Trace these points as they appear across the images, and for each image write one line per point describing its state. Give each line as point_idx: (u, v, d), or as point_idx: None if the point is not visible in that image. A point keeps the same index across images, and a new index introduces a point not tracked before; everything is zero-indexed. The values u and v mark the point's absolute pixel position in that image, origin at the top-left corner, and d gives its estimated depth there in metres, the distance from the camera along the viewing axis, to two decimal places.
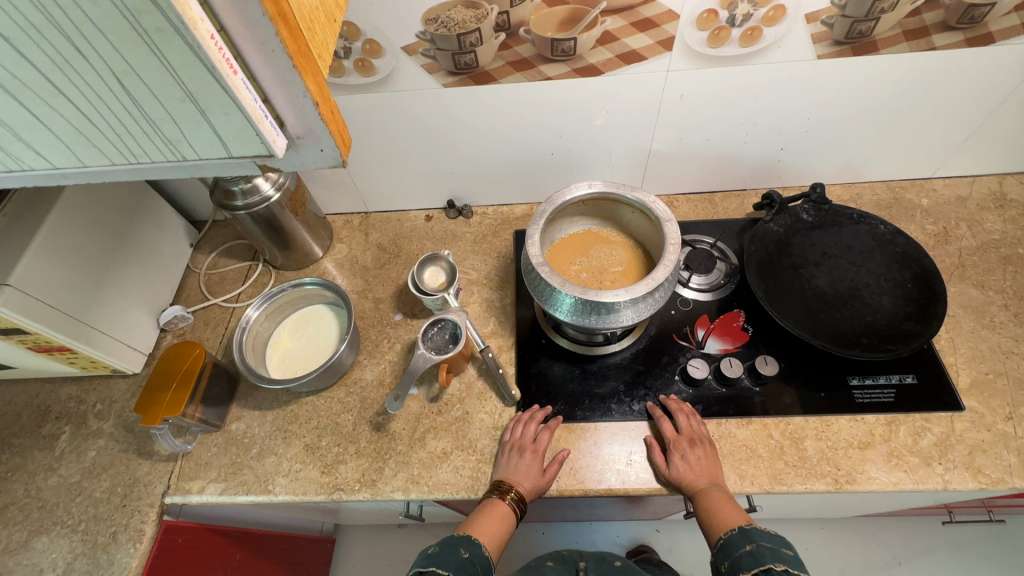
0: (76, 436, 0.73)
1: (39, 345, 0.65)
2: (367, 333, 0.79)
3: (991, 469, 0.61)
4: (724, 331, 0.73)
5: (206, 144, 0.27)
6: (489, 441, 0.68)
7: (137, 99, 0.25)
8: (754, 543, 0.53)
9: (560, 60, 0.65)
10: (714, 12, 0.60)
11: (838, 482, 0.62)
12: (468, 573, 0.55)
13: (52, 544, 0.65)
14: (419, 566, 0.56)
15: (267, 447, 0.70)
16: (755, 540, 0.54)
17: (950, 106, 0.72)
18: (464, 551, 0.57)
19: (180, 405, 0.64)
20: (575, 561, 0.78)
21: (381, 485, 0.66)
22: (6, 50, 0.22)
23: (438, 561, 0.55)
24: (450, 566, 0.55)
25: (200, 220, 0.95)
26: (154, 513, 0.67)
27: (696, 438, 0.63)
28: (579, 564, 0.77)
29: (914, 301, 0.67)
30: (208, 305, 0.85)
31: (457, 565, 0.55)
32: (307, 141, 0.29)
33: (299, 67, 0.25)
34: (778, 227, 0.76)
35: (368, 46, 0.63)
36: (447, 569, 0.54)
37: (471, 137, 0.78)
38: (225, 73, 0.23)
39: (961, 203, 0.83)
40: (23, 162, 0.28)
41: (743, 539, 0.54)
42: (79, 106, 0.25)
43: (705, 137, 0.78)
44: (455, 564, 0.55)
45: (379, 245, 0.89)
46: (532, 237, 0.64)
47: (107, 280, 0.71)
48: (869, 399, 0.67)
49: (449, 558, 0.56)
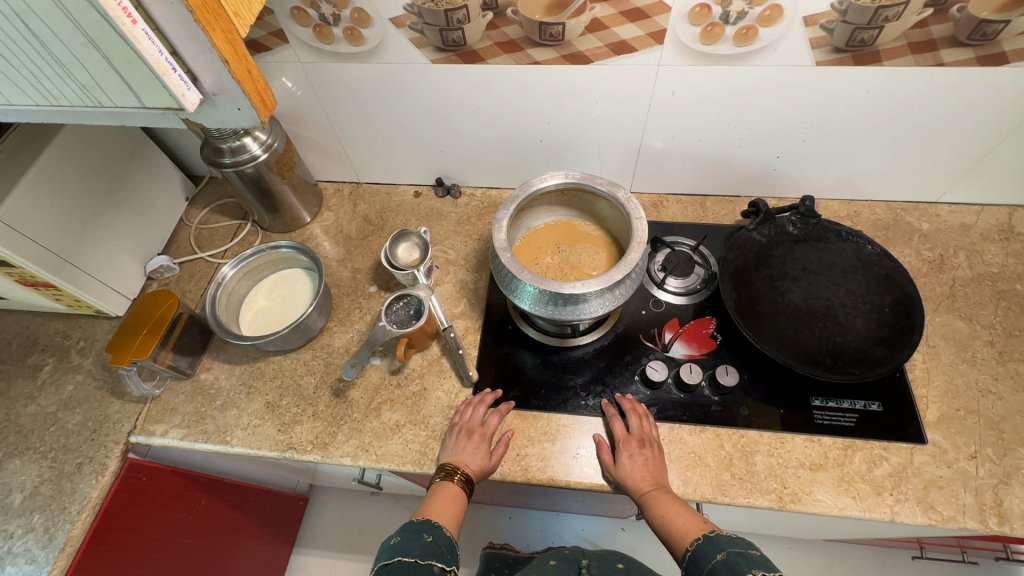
0: (58, 368, 0.77)
1: (25, 279, 0.69)
2: (341, 301, 0.81)
3: (944, 506, 0.59)
4: (692, 337, 0.72)
5: (124, 92, 0.31)
6: (442, 418, 0.69)
7: (56, 45, 0.28)
8: (724, 551, 0.50)
9: (548, 45, 0.63)
10: (708, 7, 0.58)
11: (781, 499, 0.61)
12: (435, 556, 0.54)
13: (22, 467, 0.69)
14: (383, 559, 0.54)
15: (231, 400, 0.73)
16: (725, 548, 0.50)
17: (958, 128, 0.69)
18: (426, 536, 0.56)
19: (148, 348, 0.67)
20: (577, 558, 0.68)
21: (332, 448, 0.68)
22: None
23: (403, 550, 0.54)
24: (416, 553, 0.54)
25: (199, 175, 0.97)
26: (119, 449, 0.70)
27: (646, 439, 0.63)
28: (581, 562, 0.67)
29: (888, 327, 0.66)
30: (195, 259, 0.87)
31: (423, 550, 0.54)
32: (224, 98, 0.32)
33: (202, 22, 0.28)
34: (761, 237, 0.74)
35: (357, 15, 0.63)
36: (413, 555, 0.54)
37: (460, 117, 0.77)
38: (121, 23, 0.26)
39: (964, 231, 0.79)
40: None
41: (712, 548, 0.51)
42: (10, 49, 0.29)
43: (697, 138, 0.76)
44: (421, 549, 0.54)
45: (365, 216, 0.90)
46: (500, 222, 0.64)
47: (97, 223, 0.74)
48: (829, 422, 0.65)
49: (413, 545, 0.55)
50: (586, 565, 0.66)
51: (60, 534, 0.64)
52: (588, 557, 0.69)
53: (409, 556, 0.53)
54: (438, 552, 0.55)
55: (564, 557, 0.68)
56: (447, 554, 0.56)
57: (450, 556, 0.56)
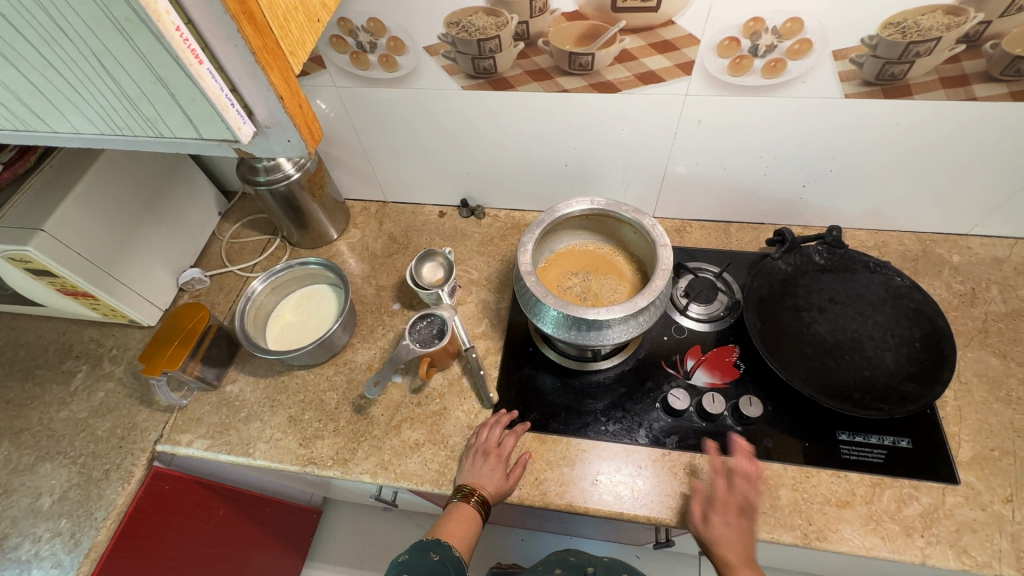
0: (91, 375, 0.80)
1: (66, 288, 0.71)
2: (364, 317, 0.82)
3: (978, 551, 0.57)
4: (714, 365, 0.72)
5: (183, 123, 0.32)
6: (461, 438, 0.69)
7: (120, 79, 0.30)
8: None
9: (577, 74, 0.65)
10: (736, 40, 0.58)
11: (807, 537, 0.59)
12: None
13: (53, 471, 0.71)
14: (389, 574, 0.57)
15: (254, 413, 0.74)
16: None
17: (992, 161, 0.68)
18: (433, 554, 0.59)
19: (179, 359, 0.69)
20: (583, 565, 0.68)
21: (352, 465, 0.68)
22: (25, 30, 0.28)
23: (410, 567, 0.57)
24: (423, 571, 0.56)
25: (231, 190, 1.00)
26: (145, 457, 0.72)
27: (746, 507, 0.59)
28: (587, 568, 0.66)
29: (918, 361, 0.64)
30: (225, 272, 0.90)
31: (427, 569, 0.57)
32: (276, 130, 0.33)
33: (262, 62, 0.29)
34: (786, 266, 0.74)
35: (393, 43, 0.65)
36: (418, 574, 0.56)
37: (487, 141, 0.79)
38: (189, 62, 0.28)
39: (996, 265, 0.77)
40: (50, 126, 0.35)
41: None
42: (79, 79, 0.30)
43: (722, 166, 0.76)
44: (426, 568, 0.57)
45: (390, 234, 0.92)
46: (525, 245, 0.64)
47: (135, 237, 0.76)
48: (856, 457, 0.64)
49: (420, 563, 0.57)
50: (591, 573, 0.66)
51: (85, 540, 0.66)
52: (596, 564, 0.68)
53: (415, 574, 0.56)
54: (443, 571, 0.57)
55: (570, 565, 0.68)
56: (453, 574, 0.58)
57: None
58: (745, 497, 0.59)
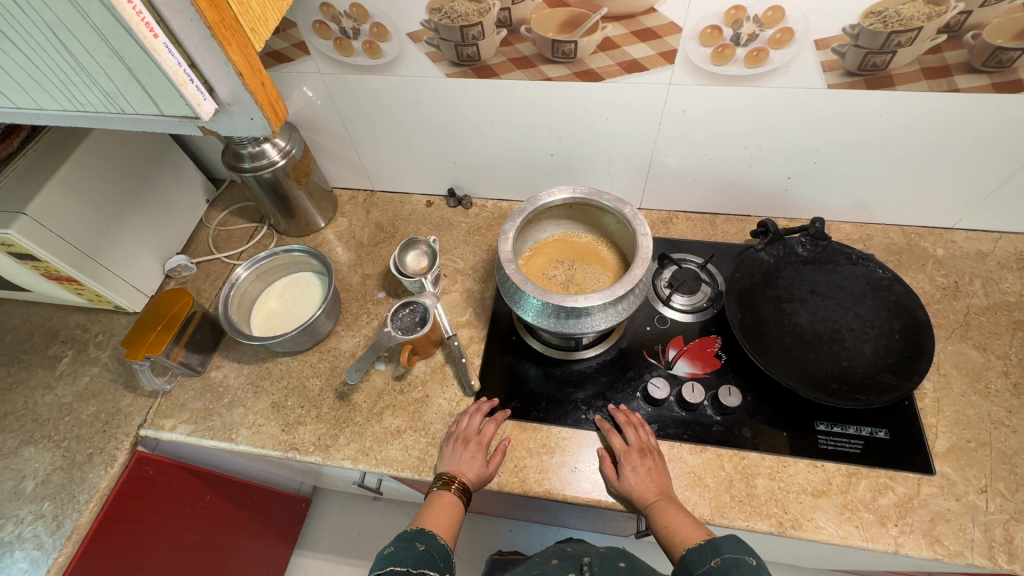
0: (76, 360, 0.80)
1: (50, 273, 0.71)
2: (349, 305, 0.82)
3: (950, 540, 0.57)
4: (696, 355, 0.72)
5: (144, 100, 0.33)
6: (442, 426, 0.70)
7: (77, 53, 0.30)
8: (719, 557, 0.50)
9: (560, 62, 0.65)
10: (719, 28, 0.58)
11: (782, 525, 0.59)
12: (428, 565, 0.55)
13: (37, 455, 0.71)
14: (376, 569, 0.54)
15: (238, 399, 0.74)
16: (719, 554, 0.50)
17: (975, 153, 0.68)
18: (419, 545, 0.57)
19: (162, 344, 0.69)
20: (578, 556, 0.68)
21: (333, 451, 0.69)
22: None
23: (397, 559, 0.54)
24: (409, 562, 0.54)
25: (219, 178, 1.00)
26: (129, 442, 0.72)
27: (646, 449, 0.63)
28: (584, 560, 0.66)
29: (897, 353, 0.65)
30: (212, 259, 0.90)
31: (415, 559, 0.55)
32: (238, 108, 0.34)
33: (219, 37, 0.30)
34: (769, 257, 0.74)
35: (376, 29, 0.65)
36: (406, 565, 0.54)
37: (473, 130, 0.79)
38: (143, 35, 0.28)
39: (980, 259, 0.78)
40: (13, 102, 0.35)
41: (710, 550, 0.51)
42: (36, 54, 0.31)
43: (707, 157, 0.76)
44: (414, 558, 0.55)
45: (377, 223, 0.92)
46: (506, 234, 0.64)
47: (120, 222, 0.76)
48: (833, 447, 0.64)
49: (406, 554, 0.55)
50: (586, 564, 0.66)
51: (67, 522, 0.66)
52: (590, 554, 0.68)
53: (403, 564, 0.54)
54: (432, 561, 0.55)
55: (565, 556, 0.68)
56: (440, 562, 0.56)
57: (444, 564, 0.57)
58: (643, 446, 0.63)
